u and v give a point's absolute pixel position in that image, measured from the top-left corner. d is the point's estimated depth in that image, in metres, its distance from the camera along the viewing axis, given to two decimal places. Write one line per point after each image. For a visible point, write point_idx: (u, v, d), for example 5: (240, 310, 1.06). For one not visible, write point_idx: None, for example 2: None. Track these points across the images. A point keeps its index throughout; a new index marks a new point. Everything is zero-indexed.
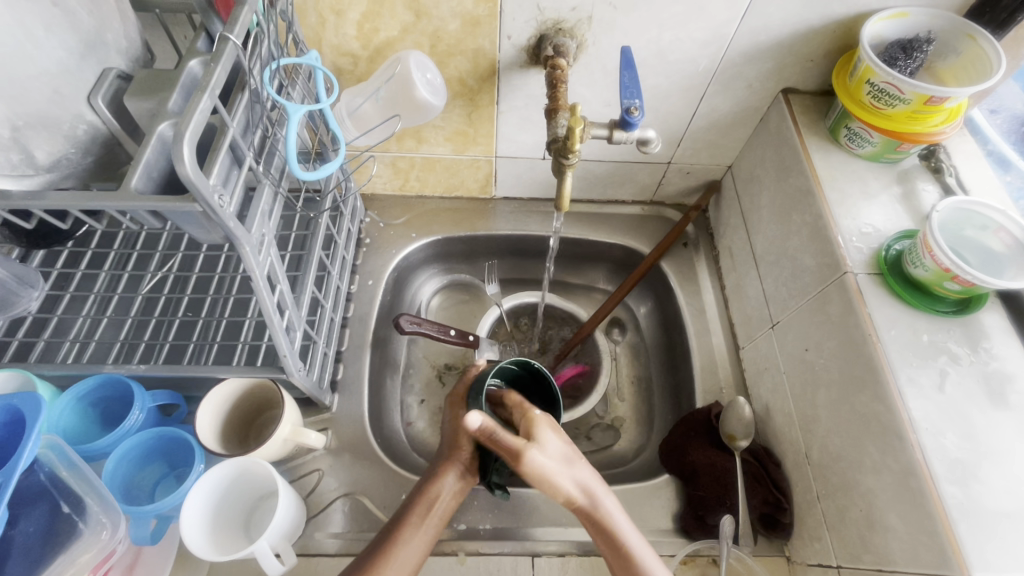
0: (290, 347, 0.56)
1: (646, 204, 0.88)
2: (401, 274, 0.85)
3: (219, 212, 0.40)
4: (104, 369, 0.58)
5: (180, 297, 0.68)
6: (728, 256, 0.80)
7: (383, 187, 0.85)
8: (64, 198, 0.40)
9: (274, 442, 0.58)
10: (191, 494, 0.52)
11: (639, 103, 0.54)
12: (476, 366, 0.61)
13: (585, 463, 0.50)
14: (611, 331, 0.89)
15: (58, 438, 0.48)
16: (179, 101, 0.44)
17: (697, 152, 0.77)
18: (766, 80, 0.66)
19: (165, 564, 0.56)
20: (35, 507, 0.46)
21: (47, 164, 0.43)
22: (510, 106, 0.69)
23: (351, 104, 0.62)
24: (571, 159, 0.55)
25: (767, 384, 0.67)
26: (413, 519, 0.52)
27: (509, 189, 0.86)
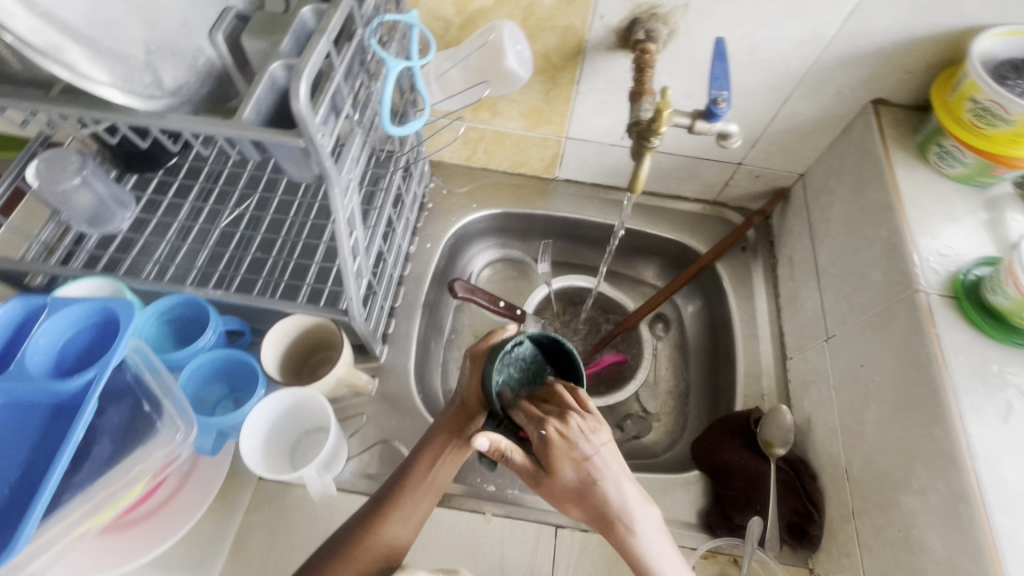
0: (355, 291, 0.59)
1: (708, 204, 0.87)
2: (457, 242, 0.87)
3: (320, 150, 0.43)
4: (185, 290, 0.62)
5: (253, 235, 0.72)
6: (788, 264, 0.79)
7: (451, 156, 0.87)
8: (183, 121, 0.44)
9: (329, 379, 0.62)
10: (250, 416, 0.57)
11: (727, 95, 0.54)
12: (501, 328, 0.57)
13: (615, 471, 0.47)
14: (654, 325, 0.89)
15: (145, 345, 0.53)
16: (291, 44, 0.47)
17: (770, 155, 0.76)
18: (857, 88, 0.64)
19: (216, 477, 0.60)
20: (121, 402, 0.51)
21: (172, 89, 0.46)
22: (590, 87, 0.69)
23: (438, 68, 0.64)
24: (653, 142, 0.55)
25: (813, 396, 0.67)
26: (423, 464, 0.54)
27: (573, 172, 0.87)
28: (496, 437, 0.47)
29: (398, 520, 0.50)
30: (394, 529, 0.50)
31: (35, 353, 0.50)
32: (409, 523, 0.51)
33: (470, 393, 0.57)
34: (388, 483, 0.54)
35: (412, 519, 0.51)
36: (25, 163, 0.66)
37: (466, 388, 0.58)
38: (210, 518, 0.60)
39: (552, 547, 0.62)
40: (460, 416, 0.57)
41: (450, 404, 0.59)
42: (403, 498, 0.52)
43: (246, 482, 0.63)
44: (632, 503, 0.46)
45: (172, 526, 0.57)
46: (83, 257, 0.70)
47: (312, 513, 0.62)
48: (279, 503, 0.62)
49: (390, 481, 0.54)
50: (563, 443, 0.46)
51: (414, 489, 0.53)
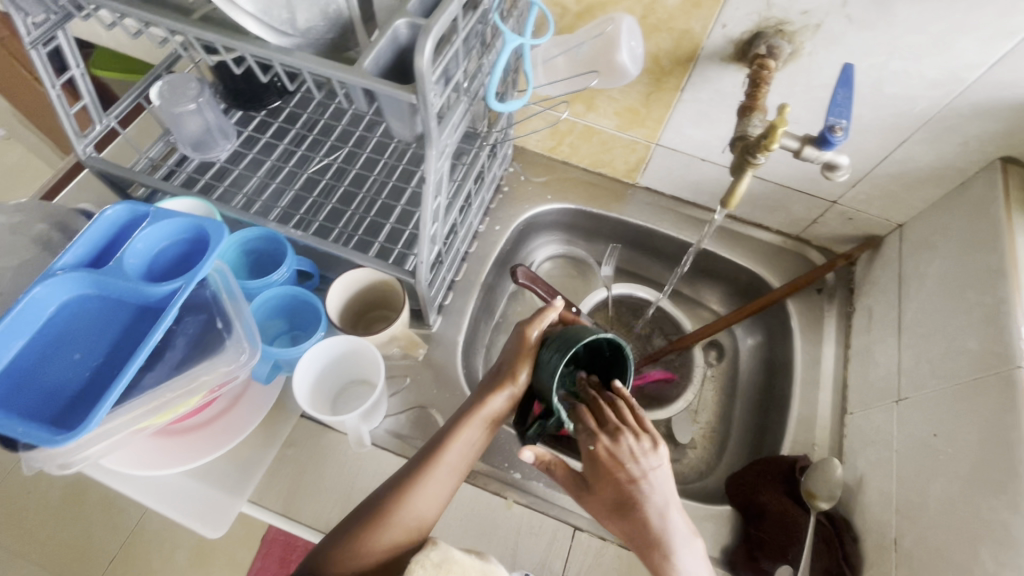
0: (427, 255, 0.60)
1: (790, 238, 0.83)
2: (525, 229, 0.87)
3: (429, 108, 0.44)
4: (269, 224, 0.65)
5: (337, 185, 0.74)
6: (866, 316, 0.74)
7: (535, 144, 0.87)
8: (307, 61, 0.45)
9: (386, 335, 0.64)
10: (309, 352, 0.59)
11: (846, 124, 0.51)
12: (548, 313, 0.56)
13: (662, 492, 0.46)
14: (707, 351, 0.86)
15: (227, 267, 0.56)
16: (418, 4, 0.48)
17: (871, 199, 0.71)
18: (987, 141, 0.59)
19: (262, 406, 0.63)
20: (197, 315, 0.54)
21: (302, 29, 0.48)
22: (693, 97, 0.68)
23: (548, 53, 0.64)
24: (759, 159, 0.53)
25: (870, 457, 0.63)
26: (458, 437, 0.52)
27: (654, 181, 0.85)
28: (541, 452, 0.50)
29: (429, 489, 0.50)
30: (423, 502, 0.49)
31: (134, 255, 0.53)
32: (438, 496, 0.50)
33: (517, 372, 0.54)
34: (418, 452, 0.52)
35: (441, 492, 0.50)
36: (150, 83, 0.72)
37: (511, 367, 0.55)
38: (250, 444, 0.63)
39: (567, 547, 0.62)
40: (499, 393, 0.54)
41: (490, 377, 0.56)
42: (435, 470, 0.51)
43: (289, 415, 0.66)
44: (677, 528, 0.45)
45: (219, 440, 0.60)
46: (182, 177, 0.74)
47: (345, 460, 0.64)
48: (316, 443, 0.65)
49: (418, 453, 0.52)
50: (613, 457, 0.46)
51: (446, 460, 0.51)
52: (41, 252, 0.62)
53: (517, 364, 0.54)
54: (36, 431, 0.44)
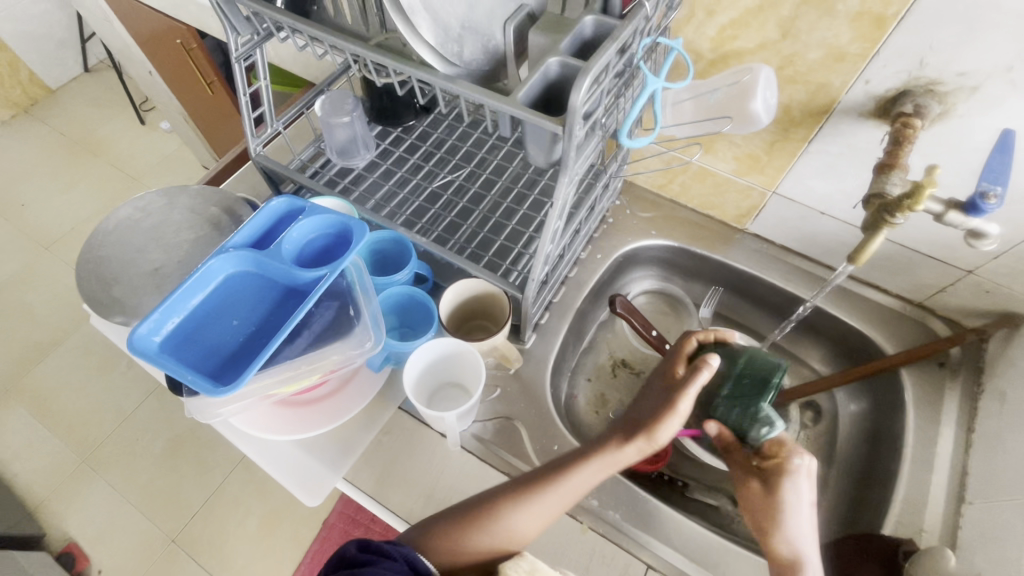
0: (537, 274, 0.63)
1: (911, 304, 0.79)
2: (624, 261, 0.88)
3: (572, 139, 0.47)
4: (397, 229, 0.71)
5: (456, 200, 0.80)
6: (996, 399, 0.68)
7: (645, 180, 0.89)
8: (466, 87, 0.51)
9: (487, 344, 0.67)
10: (420, 348, 0.64)
11: (1001, 190, 0.48)
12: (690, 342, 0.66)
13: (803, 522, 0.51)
14: (803, 411, 0.82)
15: (362, 263, 0.62)
16: (569, 44, 0.52)
17: (1014, 273, 0.66)
18: None
19: (367, 393, 0.68)
20: (332, 302, 0.61)
21: (466, 60, 0.54)
22: (821, 149, 0.67)
23: (677, 96, 0.66)
24: (896, 219, 0.51)
25: (991, 555, 0.56)
26: (576, 472, 0.56)
27: (764, 228, 0.84)
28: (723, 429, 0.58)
29: (533, 513, 0.55)
30: (523, 520, 0.55)
31: (289, 242, 0.60)
32: (534, 522, 0.55)
33: (657, 430, 0.55)
34: (534, 473, 0.57)
35: (538, 519, 0.55)
36: (315, 96, 0.82)
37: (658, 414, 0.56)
38: (350, 426, 0.68)
39: None
40: (635, 443, 0.56)
41: (631, 425, 0.58)
42: (543, 498, 0.55)
43: (387, 405, 0.70)
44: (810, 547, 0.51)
45: (321, 420, 0.65)
46: (325, 178, 0.84)
47: (433, 456, 0.68)
48: (410, 435, 0.69)
49: (534, 473, 0.58)
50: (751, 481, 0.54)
51: (551, 497, 0.55)
52: (211, 230, 0.72)
53: (655, 425, 0.55)
54: (199, 380, 0.51)
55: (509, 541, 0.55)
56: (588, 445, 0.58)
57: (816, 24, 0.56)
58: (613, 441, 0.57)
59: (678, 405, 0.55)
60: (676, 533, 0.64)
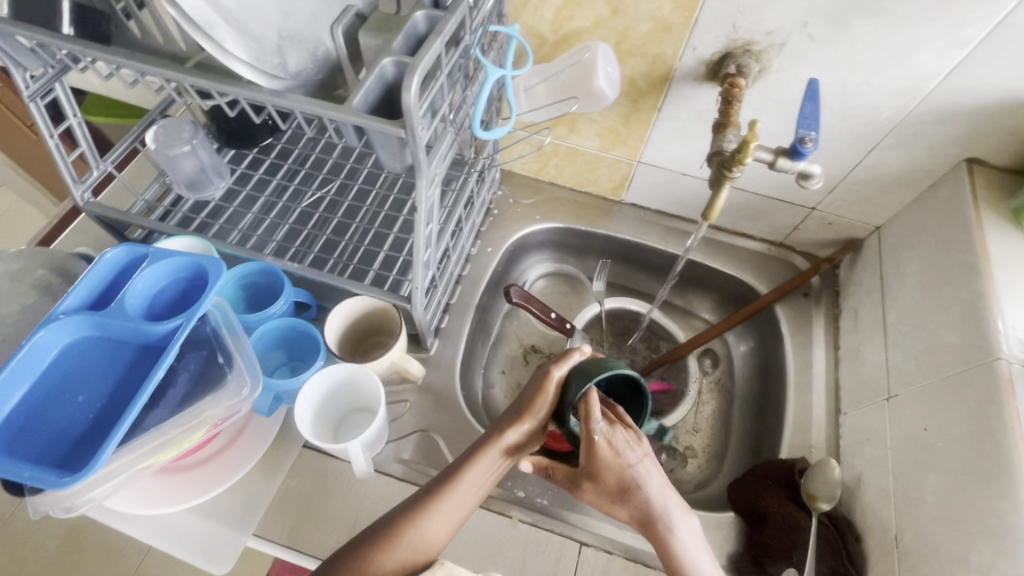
0: (421, 282, 0.61)
1: (774, 245, 0.86)
2: (516, 250, 0.89)
3: (418, 141, 0.46)
4: (264, 259, 0.66)
5: (330, 217, 0.77)
6: (852, 317, 0.76)
7: (522, 167, 0.90)
8: (297, 101, 0.47)
9: (384, 361, 0.64)
10: (307, 385, 0.59)
11: (815, 135, 0.53)
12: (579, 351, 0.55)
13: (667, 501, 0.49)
14: (702, 360, 0.88)
15: (226, 302, 0.57)
16: (402, 43, 0.50)
17: (847, 203, 0.74)
18: (951, 145, 0.62)
19: (265, 438, 0.64)
20: (198, 351, 0.55)
21: (293, 72, 0.51)
22: (670, 116, 0.71)
23: (529, 81, 0.66)
24: (735, 172, 0.55)
25: (866, 455, 0.64)
26: (472, 469, 0.52)
27: (639, 197, 0.87)
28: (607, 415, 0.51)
29: (442, 515, 0.50)
30: (432, 531, 0.49)
31: (134, 295, 0.54)
32: (447, 526, 0.50)
33: (536, 408, 0.54)
34: (433, 480, 0.53)
35: (450, 521, 0.51)
36: (146, 128, 0.74)
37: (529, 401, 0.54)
38: (253, 477, 0.63)
39: (574, 564, 0.62)
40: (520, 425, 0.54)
41: (505, 417, 0.55)
42: (449, 500, 0.51)
43: (290, 447, 0.66)
44: (676, 509, 0.49)
45: (223, 476, 0.60)
46: (178, 217, 0.76)
47: (348, 488, 0.64)
48: (320, 471, 0.65)
49: (432, 482, 0.53)
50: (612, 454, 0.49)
51: (457, 496, 0.51)
52: (41, 297, 0.63)
53: (534, 401, 0.54)
54: (43, 474, 0.44)
55: (424, 550, 0.49)
56: (478, 439, 0.55)
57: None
58: (502, 432, 0.54)
59: (552, 374, 0.53)
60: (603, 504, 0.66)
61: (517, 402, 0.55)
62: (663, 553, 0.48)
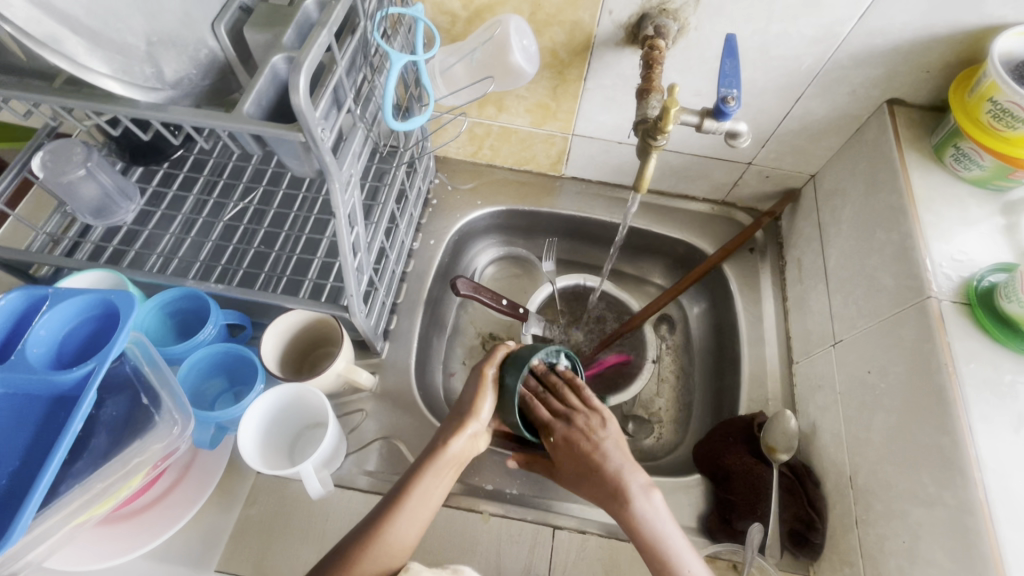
0: (356, 288, 0.59)
1: (717, 203, 0.86)
2: (460, 239, 0.86)
3: (320, 143, 0.43)
4: (187, 284, 0.62)
5: (256, 228, 0.73)
6: (796, 267, 0.77)
7: (457, 151, 0.86)
8: (182, 113, 0.43)
9: (329, 374, 0.61)
10: (248, 411, 0.56)
11: (737, 93, 0.52)
12: (504, 345, 0.57)
13: (631, 478, 0.52)
14: (658, 326, 0.88)
15: (144, 337, 0.53)
16: (293, 38, 0.46)
17: (781, 155, 0.74)
18: (872, 87, 0.62)
19: (216, 468, 0.61)
20: (120, 395, 0.51)
21: (173, 81, 0.46)
22: (598, 84, 0.68)
23: (444, 62, 0.63)
24: (659, 141, 0.54)
25: (819, 402, 0.65)
26: (425, 477, 0.52)
27: (579, 170, 0.86)
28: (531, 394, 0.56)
29: (406, 521, 0.50)
30: (397, 540, 0.49)
31: (36, 343, 0.49)
32: (412, 529, 0.50)
33: (478, 409, 0.55)
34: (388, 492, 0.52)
35: (414, 526, 0.50)
36: (33, 153, 0.66)
37: (471, 402, 0.55)
38: (207, 510, 0.60)
39: (549, 550, 0.62)
40: (465, 426, 0.55)
41: (449, 420, 0.56)
42: (408, 507, 0.51)
43: (244, 474, 0.64)
44: (637, 483, 0.52)
45: (176, 511, 0.57)
46: (88, 248, 0.70)
47: (310, 508, 0.62)
48: (280, 496, 0.63)
49: (388, 494, 0.52)
50: (571, 441, 0.55)
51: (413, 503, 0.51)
52: None
53: (474, 402, 0.55)
54: None
55: (393, 557, 0.48)
56: (426, 447, 0.55)
57: None
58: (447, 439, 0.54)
59: (484, 373, 0.56)
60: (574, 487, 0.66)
61: (456, 410, 0.56)
62: (631, 530, 0.50)
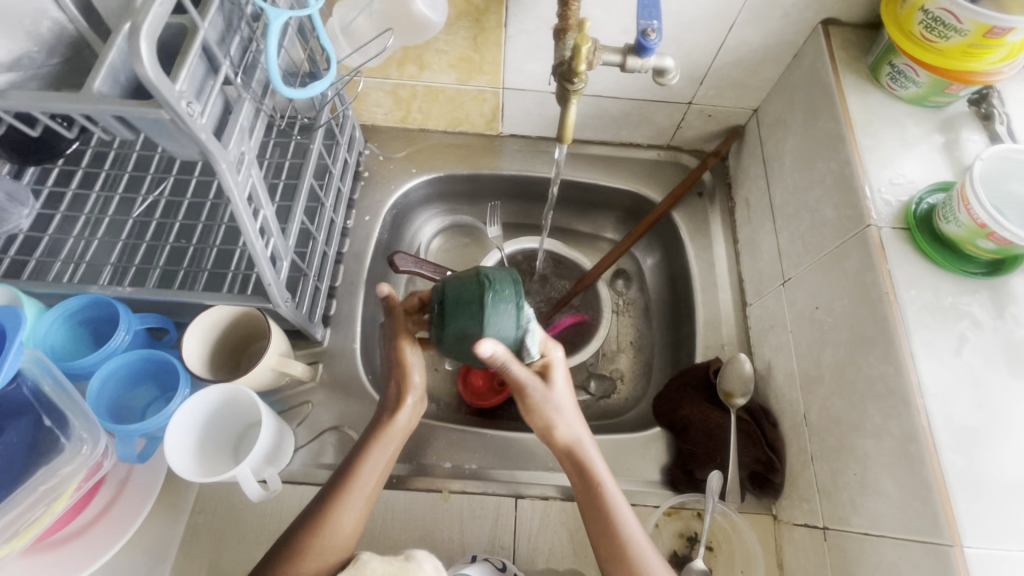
0: (275, 277, 0.54)
1: (663, 148, 0.82)
2: (400, 213, 0.82)
3: (188, 120, 0.38)
4: (91, 290, 0.57)
5: (170, 222, 0.68)
6: (745, 208, 0.75)
7: (384, 117, 0.80)
8: (29, 97, 0.38)
9: (260, 370, 0.57)
10: (173, 419, 0.52)
11: (657, 24, 0.48)
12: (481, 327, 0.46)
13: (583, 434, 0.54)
14: (614, 282, 0.86)
15: (43, 354, 0.47)
16: None
17: (721, 91, 0.71)
18: (805, 8, 0.59)
19: (155, 483, 0.57)
20: (21, 420, 0.47)
21: (8, 63, 0.40)
22: (519, 30, 0.63)
23: (344, 18, 0.56)
24: (578, 84, 0.50)
25: (772, 342, 0.64)
26: (370, 451, 0.51)
27: (517, 126, 0.81)
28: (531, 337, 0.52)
29: (350, 505, 0.48)
30: (344, 522, 0.47)
31: None
32: (358, 511, 0.49)
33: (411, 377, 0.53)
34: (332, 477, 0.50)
35: (360, 507, 0.49)
36: None
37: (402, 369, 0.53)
38: (151, 523, 0.58)
39: (513, 519, 0.61)
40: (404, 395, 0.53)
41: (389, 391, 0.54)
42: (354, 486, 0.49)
43: (187, 486, 0.60)
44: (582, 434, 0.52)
45: (115, 533, 0.54)
46: None
47: (262, 509, 0.60)
48: (227, 501, 0.60)
49: (332, 480, 0.50)
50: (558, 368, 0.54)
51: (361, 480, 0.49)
52: None
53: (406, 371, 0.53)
54: None
55: (339, 544, 0.47)
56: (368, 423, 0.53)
57: None
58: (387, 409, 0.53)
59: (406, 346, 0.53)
60: (536, 455, 0.65)
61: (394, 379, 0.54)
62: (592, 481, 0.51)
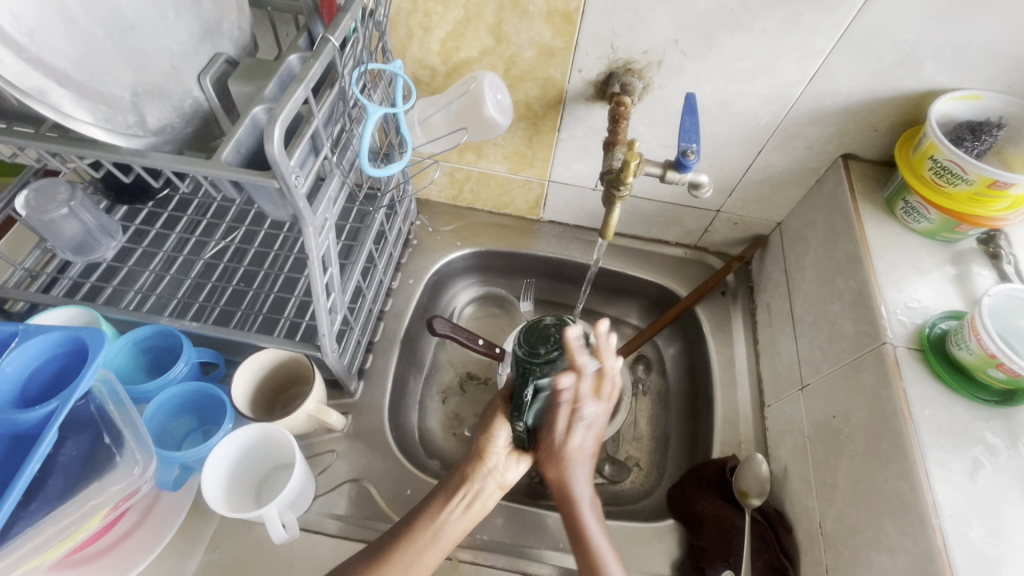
0: (329, 328, 0.59)
1: (689, 248, 0.89)
2: (439, 280, 0.87)
3: (293, 190, 0.44)
4: (160, 321, 0.62)
5: (236, 267, 0.75)
6: (766, 312, 0.79)
7: (438, 195, 0.89)
8: (165, 159, 0.44)
9: (299, 414, 0.61)
10: (213, 452, 0.55)
11: (696, 147, 0.55)
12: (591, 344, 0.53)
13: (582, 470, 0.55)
14: (635, 367, 0.89)
15: (113, 375, 0.53)
16: (276, 89, 0.48)
17: (747, 204, 0.77)
18: (826, 143, 0.66)
19: (180, 510, 0.60)
20: (82, 434, 0.51)
21: (155, 129, 0.48)
22: (570, 135, 0.72)
23: (423, 114, 0.66)
24: (623, 191, 0.57)
25: (788, 446, 0.65)
26: (437, 503, 0.53)
27: (556, 214, 0.88)
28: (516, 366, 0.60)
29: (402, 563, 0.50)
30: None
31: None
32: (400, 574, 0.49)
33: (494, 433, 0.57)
34: (399, 526, 0.53)
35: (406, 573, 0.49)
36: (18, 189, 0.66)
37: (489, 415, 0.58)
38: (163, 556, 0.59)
39: None
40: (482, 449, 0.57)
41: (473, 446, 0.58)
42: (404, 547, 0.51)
43: (207, 519, 0.62)
44: (581, 494, 0.54)
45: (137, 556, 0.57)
46: (66, 285, 0.70)
47: (273, 553, 0.60)
48: (241, 541, 0.61)
49: (399, 523, 0.53)
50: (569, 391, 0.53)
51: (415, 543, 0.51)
52: None
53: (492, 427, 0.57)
54: None
55: None
56: (451, 472, 0.57)
57: (519, 26, 0.59)
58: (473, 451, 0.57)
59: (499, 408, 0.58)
60: (548, 532, 0.65)
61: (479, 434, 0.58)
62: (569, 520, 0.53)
